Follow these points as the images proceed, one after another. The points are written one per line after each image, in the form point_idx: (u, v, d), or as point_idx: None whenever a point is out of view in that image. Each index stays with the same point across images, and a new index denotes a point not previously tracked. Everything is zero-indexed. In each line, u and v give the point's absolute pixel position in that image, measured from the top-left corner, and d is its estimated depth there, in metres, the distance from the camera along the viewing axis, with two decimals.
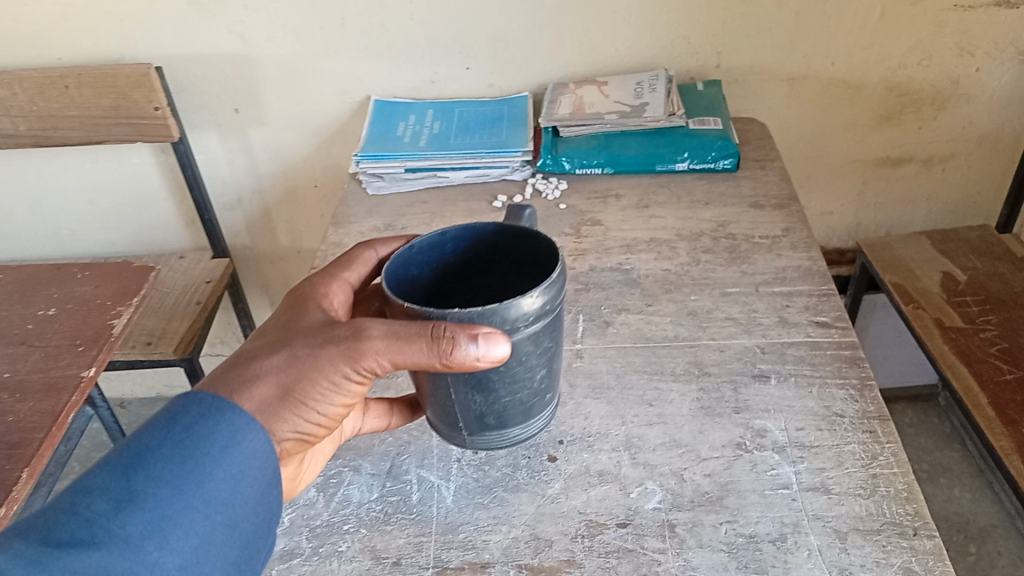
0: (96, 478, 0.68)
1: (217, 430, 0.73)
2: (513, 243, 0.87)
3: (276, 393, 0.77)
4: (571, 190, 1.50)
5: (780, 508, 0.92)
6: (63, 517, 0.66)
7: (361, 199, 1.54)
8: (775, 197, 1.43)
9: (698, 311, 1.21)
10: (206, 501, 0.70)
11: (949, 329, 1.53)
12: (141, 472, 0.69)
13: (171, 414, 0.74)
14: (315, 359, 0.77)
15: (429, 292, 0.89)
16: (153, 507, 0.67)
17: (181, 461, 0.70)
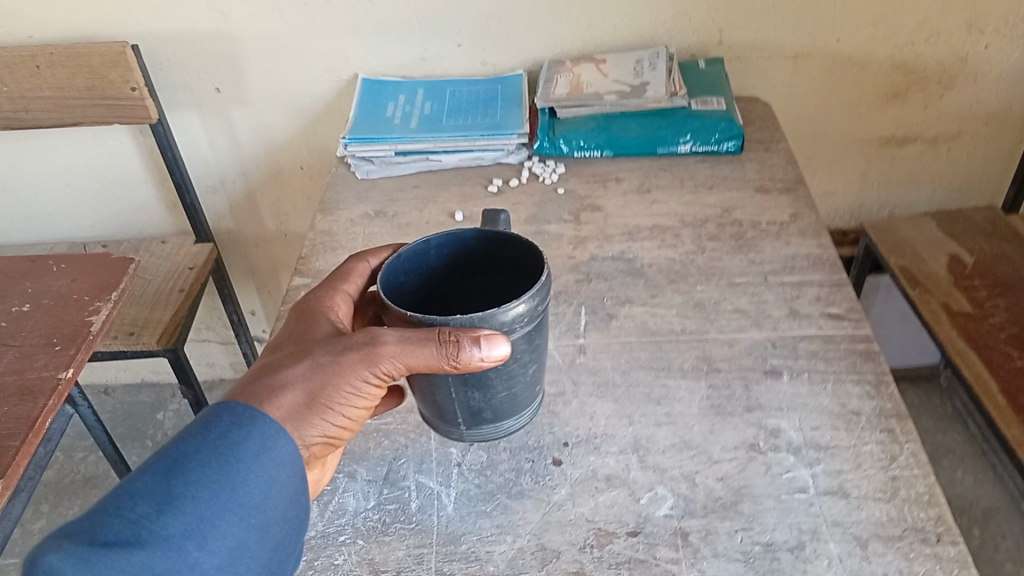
0: (138, 481, 0.66)
1: (249, 436, 0.71)
2: (495, 248, 0.84)
3: (304, 400, 0.75)
4: (570, 174, 1.44)
5: (797, 514, 0.89)
6: (105, 520, 0.64)
7: (350, 183, 1.48)
8: (781, 180, 1.38)
9: (705, 302, 1.16)
10: (241, 504, 0.68)
11: (958, 314, 1.49)
12: (181, 476, 0.67)
13: (202, 422, 0.71)
14: (338, 364, 0.76)
15: (416, 302, 0.85)
16: (195, 511, 0.66)
17: (218, 465, 0.68)
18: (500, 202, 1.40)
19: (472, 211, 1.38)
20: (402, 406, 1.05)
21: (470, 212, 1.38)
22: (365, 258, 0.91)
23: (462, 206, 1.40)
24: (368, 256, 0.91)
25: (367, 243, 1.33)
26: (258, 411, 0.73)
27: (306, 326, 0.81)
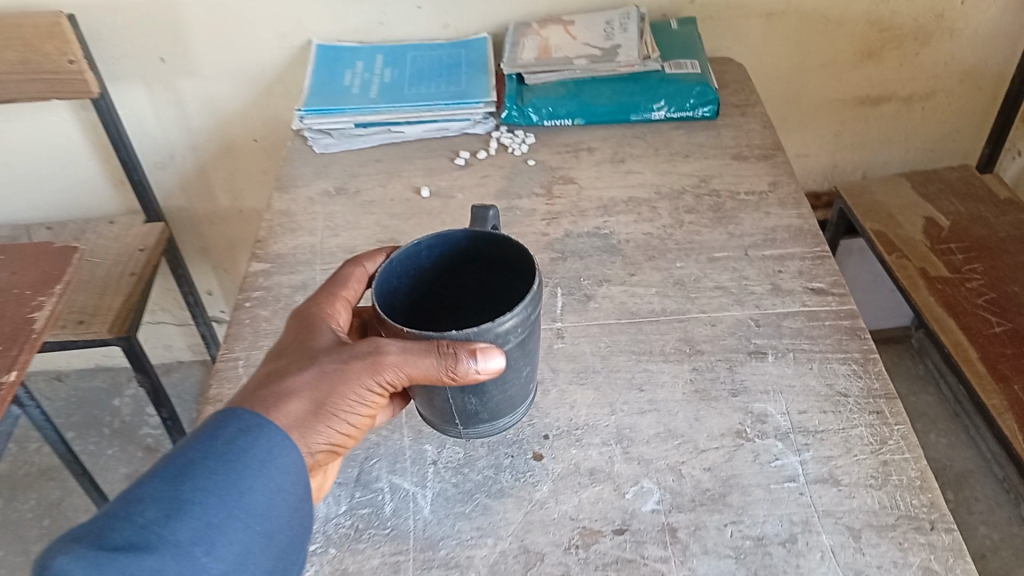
0: (146, 485, 0.64)
1: (256, 442, 0.68)
2: (485, 249, 0.78)
3: (310, 408, 0.72)
4: (540, 144, 1.39)
5: (787, 505, 0.86)
6: (112, 524, 0.61)
7: (309, 158, 1.40)
8: (759, 147, 1.33)
9: (684, 280, 1.11)
10: (248, 511, 0.65)
11: (935, 280, 1.47)
12: (189, 481, 0.65)
13: (209, 427, 0.69)
14: (344, 372, 0.73)
15: (408, 308, 0.79)
16: (203, 519, 0.63)
17: (226, 470, 0.66)
18: (467, 176, 1.33)
19: (439, 186, 1.32)
20: None
21: (437, 187, 1.31)
22: (363, 262, 0.85)
23: (427, 181, 1.33)
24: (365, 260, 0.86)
25: (329, 223, 1.26)
26: (265, 418, 0.70)
27: (310, 329, 0.77)
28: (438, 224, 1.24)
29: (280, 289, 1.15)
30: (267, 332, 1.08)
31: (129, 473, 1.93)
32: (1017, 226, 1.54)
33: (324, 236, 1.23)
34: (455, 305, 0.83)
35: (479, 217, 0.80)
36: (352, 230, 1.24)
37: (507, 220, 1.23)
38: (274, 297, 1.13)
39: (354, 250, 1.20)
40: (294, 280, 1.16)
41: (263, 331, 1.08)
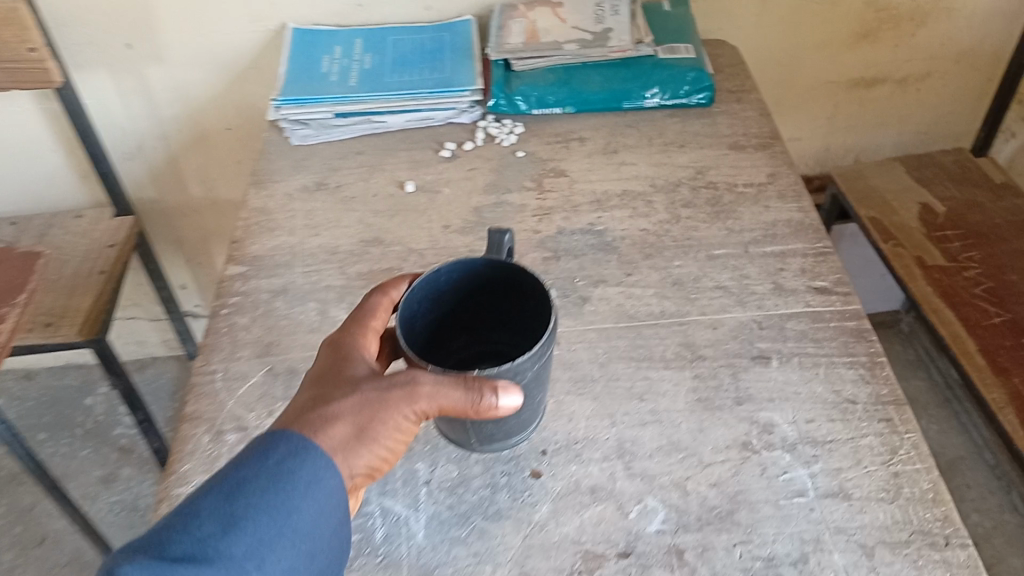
0: (201, 501, 0.62)
1: (306, 465, 0.65)
2: (504, 277, 0.78)
3: (354, 430, 0.68)
4: (529, 134, 1.33)
5: (797, 521, 0.82)
6: (168, 536, 0.59)
7: (286, 151, 1.33)
8: (756, 136, 1.29)
9: (683, 280, 1.07)
10: (297, 530, 0.63)
11: (932, 268, 1.44)
12: (243, 497, 0.62)
13: (257, 449, 0.66)
14: (389, 394, 0.69)
15: (428, 333, 0.80)
16: (258, 533, 0.61)
17: (278, 488, 0.64)
18: (454, 169, 1.28)
19: (423, 180, 1.26)
20: None
21: (421, 182, 1.26)
22: (386, 291, 0.78)
23: (411, 175, 1.27)
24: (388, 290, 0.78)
25: (309, 222, 1.20)
26: (311, 440, 0.67)
27: (347, 350, 0.73)
28: (423, 221, 1.19)
29: (259, 294, 1.09)
30: (246, 342, 1.03)
31: (104, 475, 1.88)
32: (1014, 211, 1.51)
33: (304, 235, 1.17)
34: (472, 324, 0.83)
35: (494, 242, 0.77)
36: (333, 229, 1.18)
37: (497, 217, 1.18)
38: (253, 303, 1.08)
39: (336, 251, 1.15)
40: (273, 285, 1.10)
41: (242, 341, 1.03)
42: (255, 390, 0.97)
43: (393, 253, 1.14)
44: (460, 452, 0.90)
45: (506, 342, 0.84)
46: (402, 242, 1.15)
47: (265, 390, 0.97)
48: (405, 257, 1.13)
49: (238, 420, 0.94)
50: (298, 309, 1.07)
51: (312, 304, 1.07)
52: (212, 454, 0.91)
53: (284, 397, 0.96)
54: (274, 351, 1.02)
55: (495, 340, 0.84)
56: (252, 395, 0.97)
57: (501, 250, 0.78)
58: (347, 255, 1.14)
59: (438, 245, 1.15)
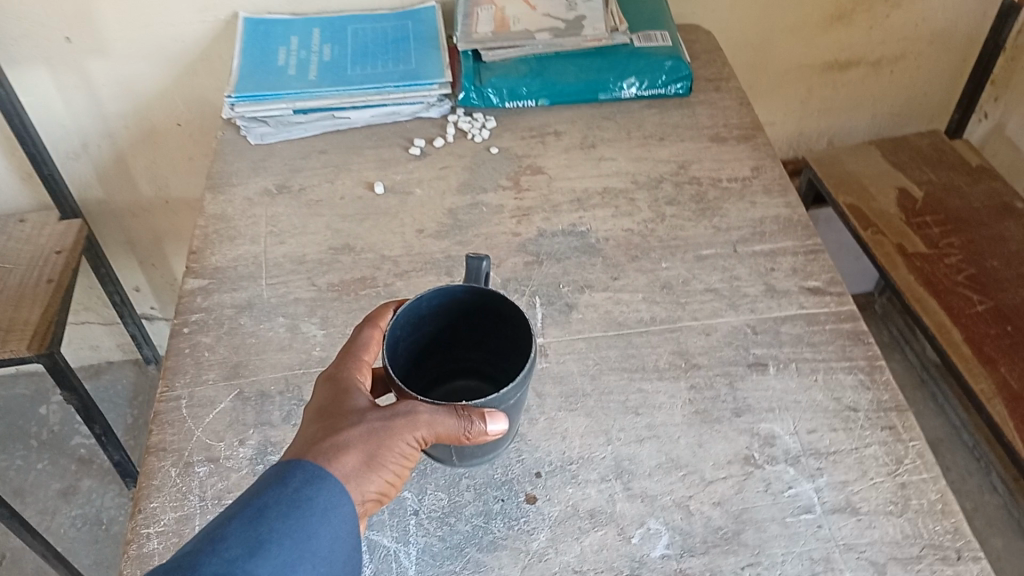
0: (222, 525, 0.59)
1: (323, 490, 0.62)
2: (487, 306, 0.77)
3: (365, 458, 0.65)
4: (501, 129, 1.27)
5: (806, 540, 0.79)
6: (193, 557, 0.56)
7: (242, 150, 1.25)
8: (738, 127, 1.25)
9: (672, 283, 1.02)
10: (320, 557, 0.61)
11: (912, 257, 1.42)
12: (271, 520, 0.60)
13: (272, 477, 0.63)
14: (397, 420, 0.67)
15: (409, 359, 0.79)
16: (284, 555, 0.59)
17: (299, 511, 0.61)
18: (425, 168, 1.21)
19: (393, 180, 1.19)
20: None
21: (391, 182, 1.19)
22: (378, 323, 0.75)
23: (380, 175, 1.20)
24: (379, 321, 0.75)
25: (272, 228, 1.12)
26: (325, 468, 0.64)
27: (347, 380, 0.70)
28: (396, 225, 1.12)
29: (222, 310, 1.02)
30: (211, 364, 0.96)
31: (61, 489, 1.78)
32: (989, 196, 1.51)
33: (268, 244, 1.10)
34: (449, 348, 0.82)
35: (473, 268, 0.77)
36: (299, 236, 1.11)
37: (474, 220, 1.12)
38: (216, 320, 1.00)
39: (303, 260, 1.08)
40: (237, 299, 1.03)
41: (206, 363, 0.96)
42: (223, 417, 0.91)
43: (365, 260, 1.07)
44: (448, 477, 0.84)
45: (483, 359, 0.83)
46: (374, 249, 1.09)
47: (235, 417, 0.91)
48: (378, 265, 1.07)
49: (207, 451, 0.88)
50: (265, 325, 1.00)
51: (280, 318, 1.01)
52: (180, 490, 0.84)
53: (255, 423, 0.90)
54: (242, 373, 0.95)
55: (470, 358, 0.84)
56: (221, 423, 0.90)
57: (480, 277, 0.78)
58: (315, 265, 1.07)
59: (413, 251, 1.09)
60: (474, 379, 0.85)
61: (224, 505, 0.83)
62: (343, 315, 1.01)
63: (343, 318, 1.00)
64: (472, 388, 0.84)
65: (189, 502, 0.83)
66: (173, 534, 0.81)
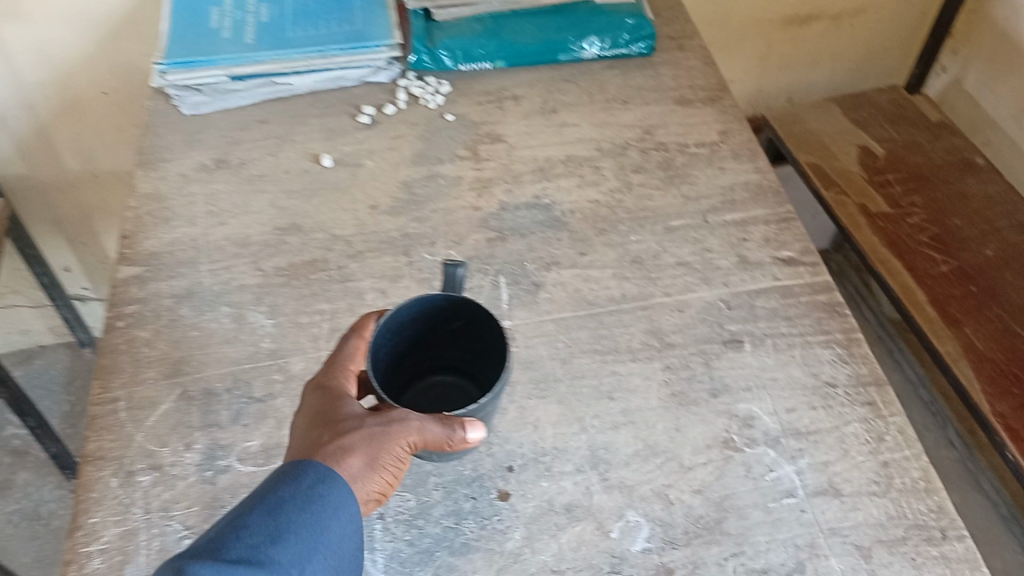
0: (240, 515, 0.57)
1: (335, 488, 0.60)
2: (467, 315, 0.73)
3: (369, 460, 0.62)
4: (456, 94, 1.20)
5: (789, 526, 0.76)
6: (216, 541, 0.54)
7: (175, 122, 1.16)
8: (703, 89, 1.21)
9: (642, 257, 0.98)
10: (335, 551, 0.59)
11: (876, 217, 1.39)
12: (292, 509, 0.58)
13: (282, 474, 0.60)
14: (395, 422, 0.63)
15: (388, 367, 0.74)
16: (304, 545, 0.57)
17: (316, 505, 0.58)
18: (376, 138, 1.14)
19: (341, 152, 1.12)
20: None
21: (339, 154, 1.11)
22: (362, 334, 0.69)
23: (327, 146, 1.12)
24: (364, 332, 0.69)
25: (212, 208, 1.04)
26: (333, 469, 0.61)
27: (340, 385, 0.66)
28: (347, 201, 1.05)
29: (161, 301, 0.94)
30: (150, 361, 0.89)
31: None
32: (951, 151, 1.49)
33: (207, 225, 1.02)
34: (430, 352, 0.78)
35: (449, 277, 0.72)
36: (242, 215, 1.03)
37: (430, 194, 1.06)
38: (154, 313, 0.93)
39: (248, 243, 1.00)
40: (176, 288, 0.96)
41: (145, 360, 0.89)
42: (167, 420, 0.84)
43: (315, 241, 1.01)
44: (415, 475, 0.80)
45: (459, 357, 0.78)
46: (324, 228, 1.02)
47: (179, 419, 0.84)
48: (328, 246, 1.00)
49: (150, 458, 0.81)
50: (209, 316, 0.93)
51: (225, 308, 0.94)
52: (122, 502, 0.78)
53: (203, 425, 0.84)
54: (184, 370, 0.88)
55: (447, 357, 0.78)
56: (164, 426, 0.84)
57: (457, 284, 0.73)
58: (261, 247, 1.00)
59: (366, 229, 1.02)
60: (452, 376, 0.80)
61: (172, 517, 0.77)
62: (294, 302, 0.94)
63: (294, 305, 0.94)
64: (449, 386, 0.79)
65: (133, 515, 0.77)
66: (117, 551, 0.75)
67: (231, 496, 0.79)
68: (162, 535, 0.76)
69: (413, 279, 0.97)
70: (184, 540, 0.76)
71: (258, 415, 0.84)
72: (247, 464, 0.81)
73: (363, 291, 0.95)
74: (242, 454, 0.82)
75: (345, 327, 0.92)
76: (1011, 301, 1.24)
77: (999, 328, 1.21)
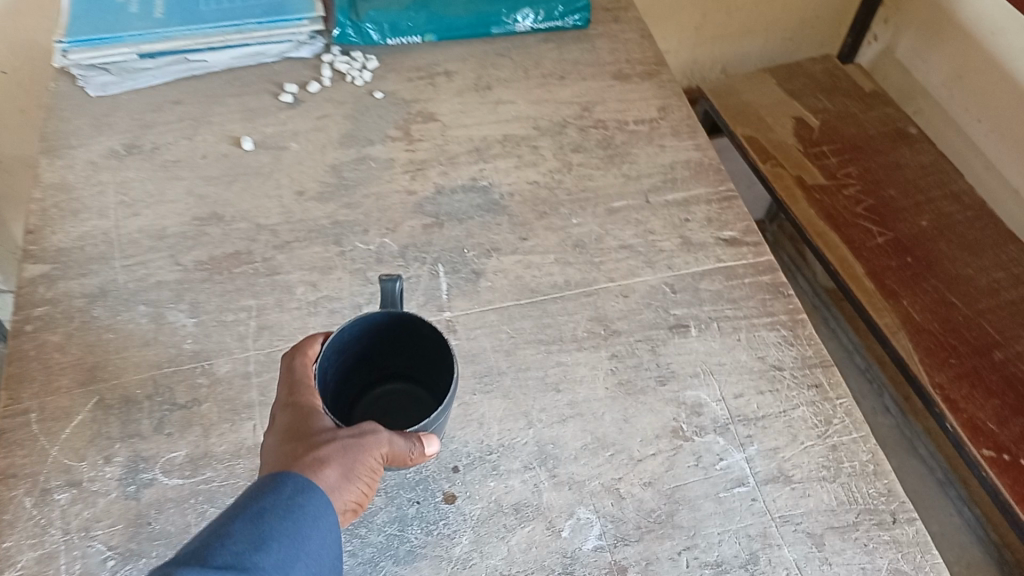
0: (216, 527, 0.51)
1: (315, 499, 0.55)
2: (413, 329, 0.69)
3: (346, 470, 0.57)
4: (384, 70, 1.14)
5: (740, 516, 0.75)
6: (196, 552, 0.49)
7: (79, 105, 1.07)
8: (640, 63, 1.18)
9: (585, 241, 0.95)
10: (318, 562, 0.54)
11: (813, 189, 1.39)
12: (275, 516, 0.53)
13: (256, 487, 0.55)
14: (369, 433, 0.60)
15: (334, 386, 0.69)
16: (288, 554, 0.52)
17: (297, 515, 0.54)
18: (300, 119, 1.07)
19: (263, 134, 1.05)
20: (223, 451, 0.77)
21: (262, 136, 1.05)
22: (308, 353, 0.65)
23: (248, 128, 1.05)
24: (308, 350, 0.65)
25: (124, 197, 0.97)
26: (310, 480, 0.56)
27: (310, 400, 0.62)
28: (272, 187, 0.99)
29: (71, 301, 0.87)
30: (62, 368, 0.82)
31: None
32: (883, 122, 1.50)
33: (120, 217, 0.95)
34: (377, 366, 0.74)
35: (387, 292, 0.68)
36: (157, 205, 0.96)
37: (361, 178, 1.01)
38: (64, 315, 0.86)
39: (164, 235, 0.93)
40: (87, 287, 0.88)
41: (57, 367, 0.82)
42: (83, 432, 0.78)
43: (238, 232, 0.94)
44: None
45: (406, 363, 0.74)
46: (247, 217, 0.96)
47: (97, 431, 0.78)
48: (252, 236, 0.94)
49: (67, 474, 0.75)
50: (124, 316, 0.86)
51: (142, 307, 0.87)
52: (38, 524, 0.72)
53: (122, 436, 0.77)
54: (100, 376, 0.81)
55: (393, 364, 0.74)
56: (80, 439, 0.77)
57: (396, 299, 0.69)
58: (179, 240, 0.93)
59: (294, 218, 0.96)
60: (401, 383, 0.76)
61: (93, 538, 0.71)
62: (217, 299, 0.88)
63: (217, 301, 0.88)
64: (399, 394, 0.75)
65: (51, 537, 0.71)
66: None
67: (157, 511, 0.73)
68: (84, 557, 0.70)
69: (345, 270, 0.92)
70: (108, 562, 0.70)
71: (182, 423, 0.79)
72: (172, 476, 0.75)
73: (291, 284, 0.90)
74: (167, 466, 0.76)
75: (273, 324, 0.86)
76: (945, 272, 1.26)
77: (935, 299, 1.23)
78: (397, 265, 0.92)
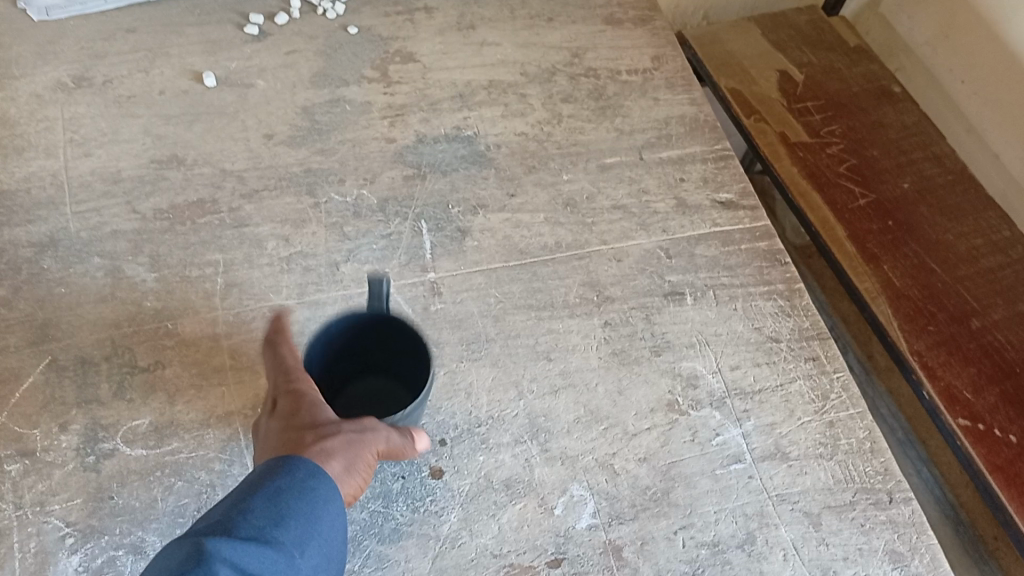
0: (231, 504, 0.48)
1: (326, 483, 0.52)
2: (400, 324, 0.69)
3: (351, 462, 0.54)
4: (359, 3, 1.06)
5: (737, 494, 0.73)
6: (215, 525, 0.46)
7: (20, 30, 0.96)
8: (632, 7, 1.11)
9: (576, 200, 0.90)
10: (331, 550, 0.51)
11: (796, 147, 1.36)
12: (294, 496, 0.49)
13: (264, 468, 0.51)
14: (371, 428, 0.57)
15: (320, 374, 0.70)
16: (306, 538, 0.48)
17: (311, 497, 0.50)
18: (267, 54, 0.99)
19: (228, 69, 0.96)
20: (191, 419, 0.71)
21: (226, 71, 0.96)
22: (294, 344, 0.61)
23: (209, 62, 0.96)
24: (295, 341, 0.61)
25: (74, 135, 0.88)
26: (320, 465, 0.52)
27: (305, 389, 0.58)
28: (237, 129, 0.91)
29: (17, 251, 0.79)
30: (10, 325, 0.74)
31: None
32: (867, 79, 1.47)
33: (69, 157, 0.86)
34: (363, 359, 0.74)
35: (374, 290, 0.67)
36: (111, 145, 0.88)
37: (335, 122, 0.93)
38: (10, 266, 0.78)
39: (119, 179, 0.85)
40: (35, 235, 0.80)
41: (4, 324, 0.74)
42: (35, 396, 0.71)
43: (201, 177, 0.87)
44: None
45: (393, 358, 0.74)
46: (211, 161, 0.88)
47: (51, 395, 0.71)
48: (218, 183, 0.86)
49: (19, 443, 0.69)
50: (78, 269, 0.78)
51: (97, 259, 0.79)
52: None
53: (79, 401, 0.71)
54: (52, 335, 0.74)
55: (377, 359, 0.74)
56: (33, 404, 0.70)
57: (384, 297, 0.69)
58: (136, 184, 0.85)
59: (263, 164, 0.89)
60: (383, 377, 0.76)
61: (50, 513, 0.66)
62: (179, 252, 0.81)
63: (180, 255, 0.81)
64: (379, 387, 0.75)
65: (3, 512, 0.65)
66: None
67: (120, 485, 0.67)
68: (40, 534, 0.65)
69: (320, 224, 0.85)
70: (66, 540, 0.64)
71: (145, 387, 0.72)
72: (135, 446, 0.69)
73: (262, 238, 0.83)
74: (130, 435, 0.70)
75: (243, 281, 0.80)
76: (926, 237, 1.25)
77: (916, 264, 1.22)
78: (376, 220, 0.86)
